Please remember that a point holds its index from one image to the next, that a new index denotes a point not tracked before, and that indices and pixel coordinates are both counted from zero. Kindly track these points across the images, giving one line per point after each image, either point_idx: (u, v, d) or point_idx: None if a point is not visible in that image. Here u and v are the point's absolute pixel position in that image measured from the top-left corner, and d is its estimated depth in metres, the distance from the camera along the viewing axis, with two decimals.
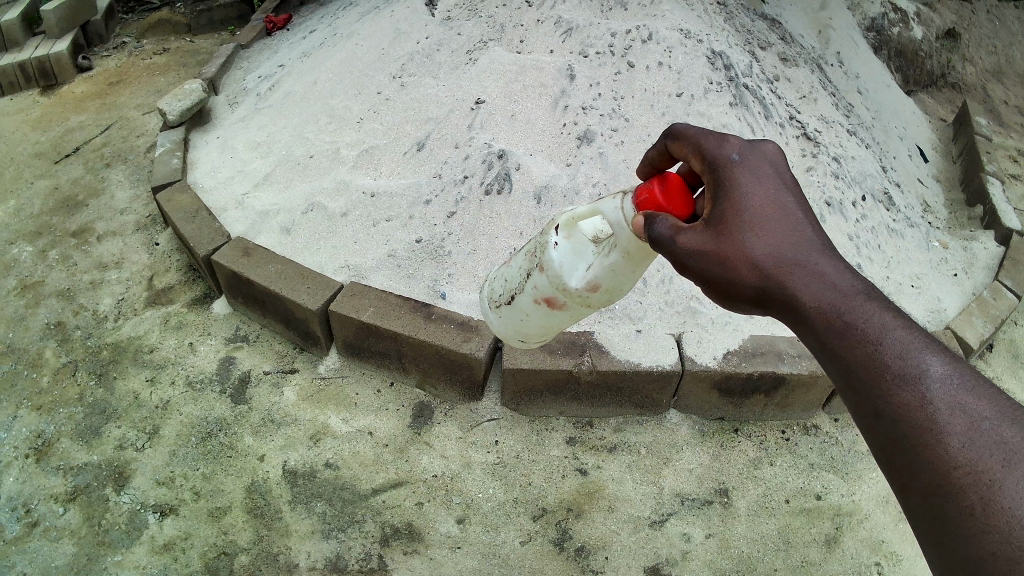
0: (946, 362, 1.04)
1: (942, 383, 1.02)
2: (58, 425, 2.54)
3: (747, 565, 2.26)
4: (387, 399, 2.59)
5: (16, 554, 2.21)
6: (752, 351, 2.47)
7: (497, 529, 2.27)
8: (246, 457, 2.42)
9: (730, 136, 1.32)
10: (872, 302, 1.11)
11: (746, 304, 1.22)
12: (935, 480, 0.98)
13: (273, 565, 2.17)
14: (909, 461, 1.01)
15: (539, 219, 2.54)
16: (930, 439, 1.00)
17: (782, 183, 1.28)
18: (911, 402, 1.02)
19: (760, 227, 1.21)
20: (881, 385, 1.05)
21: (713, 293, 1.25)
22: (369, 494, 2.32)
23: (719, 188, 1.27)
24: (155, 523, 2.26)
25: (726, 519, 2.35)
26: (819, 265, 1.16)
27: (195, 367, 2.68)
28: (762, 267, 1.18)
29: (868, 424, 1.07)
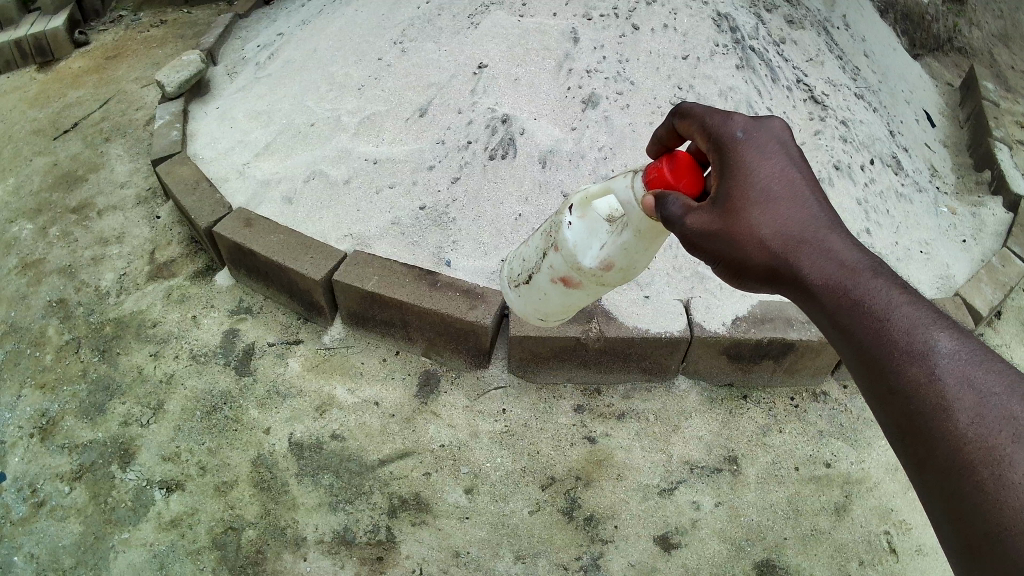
0: (957, 338, 1.03)
1: (951, 359, 1.01)
2: (62, 403, 2.52)
3: (757, 534, 2.24)
4: (393, 368, 2.57)
5: (22, 535, 2.20)
6: (761, 317, 2.45)
7: (505, 499, 2.25)
8: (252, 431, 2.40)
9: (737, 115, 1.31)
10: (879, 278, 1.11)
11: (756, 281, 1.23)
12: (946, 457, 0.96)
13: (281, 539, 2.15)
14: (919, 436, 1.00)
15: (544, 184, 2.51)
16: (938, 414, 0.99)
17: (789, 160, 1.28)
18: (919, 377, 1.02)
19: (766, 206, 1.21)
20: (888, 360, 1.05)
21: (723, 271, 1.27)
22: (377, 465, 2.31)
23: (726, 167, 1.27)
24: (162, 499, 2.25)
25: (735, 487, 2.34)
26: (827, 242, 1.17)
27: (199, 340, 2.66)
28: (769, 245, 1.20)
29: (879, 401, 1.06)
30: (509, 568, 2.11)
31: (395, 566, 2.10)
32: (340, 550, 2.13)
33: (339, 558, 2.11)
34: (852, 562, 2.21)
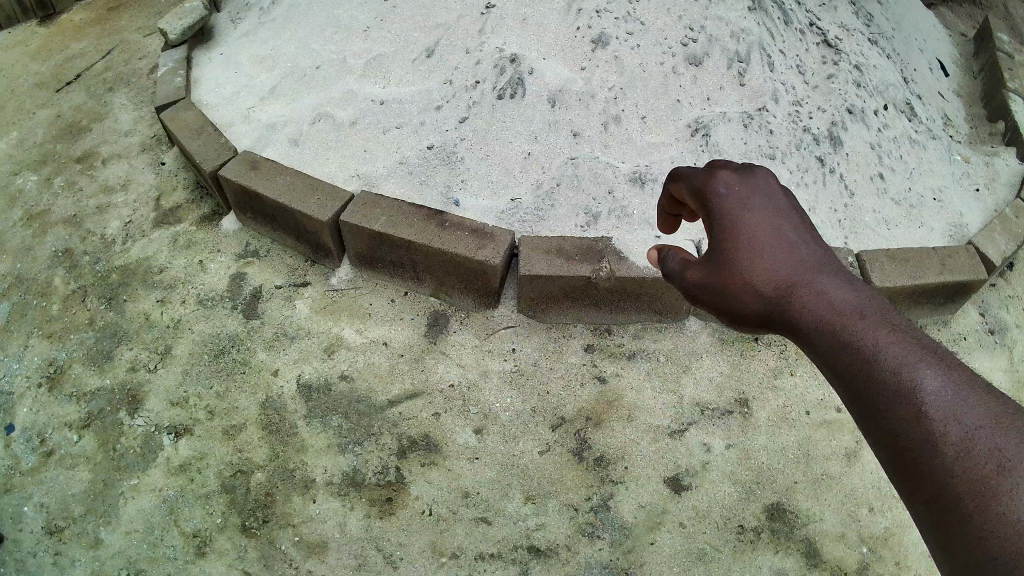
0: (941, 373, 0.99)
1: (936, 394, 0.97)
2: (70, 352, 2.52)
3: (767, 477, 2.29)
4: (403, 308, 2.57)
5: (32, 485, 2.22)
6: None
7: (515, 439, 2.27)
8: (260, 373, 2.39)
9: (720, 172, 1.39)
10: (868, 322, 1.10)
11: (756, 327, 1.28)
12: (935, 489, 0.93)
13: (290, 481, 2.18)
14: (909, 468, 0.97)
15: (553, 124, 2.53)
16: (926, 447, 0.95)
17: (776, 211, 1.34)
18: (905, 412, 0.98)
19: (753, 253, 1.28)
20: (877, 399, 1.02)
21: (731, 323, 1.33)
22: (386, 406, 2.32)
23: (711, 222, 1.35)
24: (171, 445, 2.27)
25: (746, 429, 2.38)
26: (815, 281, 1.21)
27: (206, 284, 2.64)
28: (761, 291, 1.25)
29: (872, 436, 1.04)
30: (519, 508, 2.16)
31: (404, 507, 2.14)
32: (349, 492, 2.16)
33: (348, 499, 2.15)
34: (863, 508, 2.26)
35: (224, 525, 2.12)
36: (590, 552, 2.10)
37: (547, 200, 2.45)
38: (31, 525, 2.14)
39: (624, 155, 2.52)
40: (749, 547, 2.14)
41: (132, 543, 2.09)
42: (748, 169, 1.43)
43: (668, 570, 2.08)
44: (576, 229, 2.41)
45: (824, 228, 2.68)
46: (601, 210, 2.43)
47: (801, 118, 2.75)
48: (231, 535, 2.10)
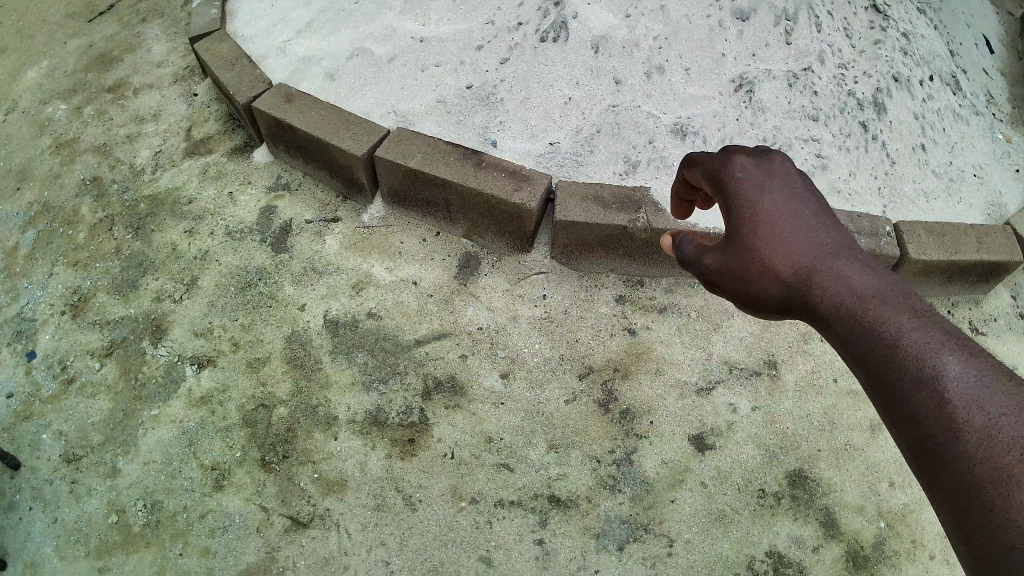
0: (965, 360, 0.90)
1: (961, 382, 0.88)
2: (94, 281, 2.54)
3: (791, 442, 2.28)
4: (434, 248, 2.59)
5: (52, 412, 2.28)
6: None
7: (541, 386, 2.30)
8: (287, 307, 2.43)
9: (732, 153, 1.28)
10: (888, 306, 1.01)
11: (776, 315, 1.19)
12: (958, 486, 0.84)
13: (313, 417, 2.21)
14: (932, 463, 0.88)
15: (595, 70, 2.51)
16: (948, 440, 0.87)
17: (793, 191, 1.25)
18: (927, 402, 0.89)
19: (770, 237, 1.18)
20: (897, 389, 0.93)
21: (748, 311, 1.23)
22: (413, 345, 2.34)
23: (724, 206, 1.25)
24: (193, 376, 2.30)
25: (773, 392, 2.38)
26: (835, 266, 1.11)
27: (235, 217, 2.65)
28: (780, 278, 1.15)
29: (894, 431, 0.95)
30: (542, 456, 2.18)
31: (427, 449, 2.16)
32: (372, 432, 2.19)
33: (370, 438, 2.18)
34: (884, 481, 2.24)
35: (243, 458, 2.15)
36: (610, 504, 2.12)
37: (586, 145, 2.47)
38: (48, 453, 2.20)
39: (666, 106, 2.50)
40: (768, 512, 2.14)
41: (149, 473, 2.14)
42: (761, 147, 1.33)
43: (688, 529, 2.09)
44: (616, 176, 2.43)
45: (864, 194, 2.64)
46: (641, 159, 2.44)
47: (846, 82, 2.68)
48: (250, 469, 2.14)
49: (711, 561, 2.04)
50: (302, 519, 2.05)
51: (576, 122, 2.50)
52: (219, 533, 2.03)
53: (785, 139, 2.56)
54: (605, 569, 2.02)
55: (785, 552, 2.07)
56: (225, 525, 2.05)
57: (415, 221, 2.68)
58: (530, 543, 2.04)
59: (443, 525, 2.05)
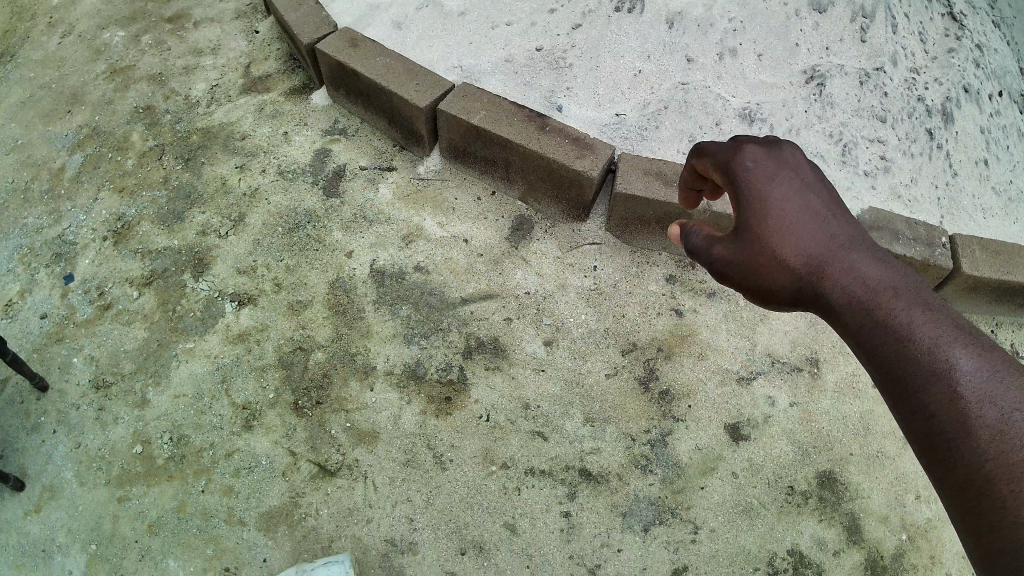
0: (976, 356, 1.03)
1: (971, 378, 1.01)
2: (140, 208, 2.58)
3: (825, 444, 2.23)
4: (488, 207, 2.60)
5: (85, 337, 2.33)
6: (870, 224, 2.41)
7: (584, 358, 2.28)
8: (334, 253, 2.46)
9: (746, 147, 1.41)
10: (901, 301, 1.13)
11: (785, 304, 1.34)
12: (967, 474, 0.97)
13: (351, 365, 2.24)
14: (942, 451, 1.01)
15: (667, 45, 2.55)
16: (959, 433, 0.99)
17: (803, 186, 1.38)
18: (942, 397, 1.02)
19: (784, 231, 1.33)
20: (909, 380, 1.06)
21: (758, 300, 1.39)
22: (458, 303, 2.36)
23: (740, 200, 1.38)
24: (232, 313, 2.35)
25: (812, 390, 2.32)
26: (848, 259, 1.25)
27: (288, 156, 2.68)
28: (794, 270, 1.30)
29: (904, 419, 1.08)
30: (577, 428, 2.17)
31: (463, 409, 2.17)
32: (409, 385, 2.21)
33: (407, 392, 2.20)
34: (911, 493, 2.17)
35: (275, 400, 2.19)
36: (641, 484, 2.11)
37: (651, 119, 2.49)
38: (78, 377, 2.26)
39: (736, 89, 2.53)
40: (794, 510, 2.10)
41: (178, 407, 2.20)
42: (772, 140, 1.45)
43: (714, 518, 2.08)
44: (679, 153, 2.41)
45: (924, 202, 2.56)
46: (706, 138, 2.45)
47: (916, 87, 2.64)
48: (282, 412, 2.18)
49: (732, 554, 2.03)
50: (329, 467, 2.09)
51: (643, 96, 2.53)
52: (244, 475, 2.09)
53: (852, 136, 2.55)
54: (628, 548, 2.02)
55: (807, 553, 2.04)
56: (251, 466, 2.10)
57: (472, 177, 2.68)
58: (555, 515, 2.05)
59: (472, 486, 2.07)
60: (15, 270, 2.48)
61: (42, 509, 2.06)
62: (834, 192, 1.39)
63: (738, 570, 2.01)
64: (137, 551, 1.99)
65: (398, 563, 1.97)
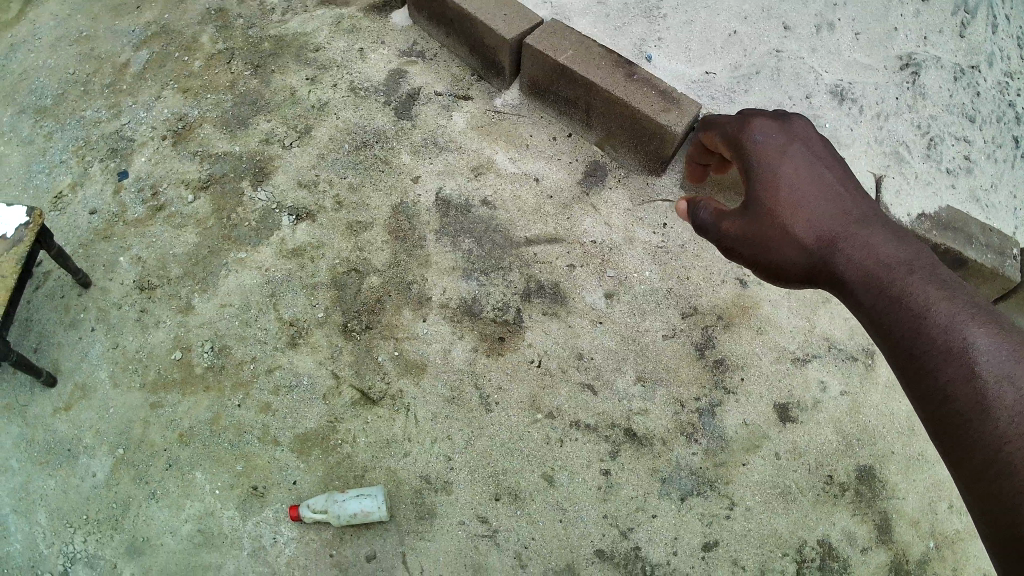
0: (993, 334, 1.02)
1: (989, 356, 0.99)
2: (203, 110, 2.64)
3: (868, 439, 2.14)
4: (562, 148, 2.55)
5: (134, 237, 2.38)
6: (946, 222, 2.30)
7: (643, 316, 2.24)
8: (400, 176, 2.47)
9: (754, 119, 1.45)
10: (915, 276, 1.15)
11: (799, 279, 1.37)
12: (984, 457, 0.95)
13: (406, 293, 2.24)
14: (960, 433, 0.99)
15: (766, 9, 2.52)
16: (977, 415, 0.97)
17: (816, 161, 1.41)
18: (958, 376, 1.01)
19: (796, 205, 1.36)
20: (926, 358, 1.06)
21: (770, 275, 1.41)
22: (523, 244, 2.34)
23: (752, 173, 1.41)
24: (289, 227, 2.37)
25: (864, 382, 2.23)
26: (862, 236, 1.28)
27: (363, 74, 2.71)
28: (806, 244, 1.33)
29: (920, 401, 1.07)
30: (628, 386, 2.13)
31: (515, 351, 2.16)
32: (462, 321, 2.20)
33: (461, 328, 2.19)
34: (944, 501, 2.08)
35: (325, 320, 2.21)
36: (683, 452, 2.06)
37: (741, 81, 2.41)
38: (122, 278, 2.30)
39: (829, 64, 2.47)
40: (831, 500, 2.04)
41: (224, 316, 2.23)
42: (782, 114, 1.49)
43: (752, 496, 2.02)
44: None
45: (1001, 209, 2.52)
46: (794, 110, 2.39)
47: (1007, 92, 2.71)
48: (329, 333, 2.19)
49: (762, 536, 1.98)
50: (372, 396, 2.10)
51: (737, 57, 2.45)
52: (283, 393, 2.11)
53: (939, 131, 2.52)
54: (662, 515, 1.98)
55: (836, 546, 1.98)
56: (292, 384, 2.12)
57: (549, 116, 2.63)
58: (595, 471, 2.02)
59: (515, 431, 2.06)
60: (69, 163, 2.56)
61: (72, 408, 2.11)
62: (846, 167, 1.42)
63: (766, 554, 1.96)
64: (165, 460, 2.03)
65: (430, 502, 1.97)
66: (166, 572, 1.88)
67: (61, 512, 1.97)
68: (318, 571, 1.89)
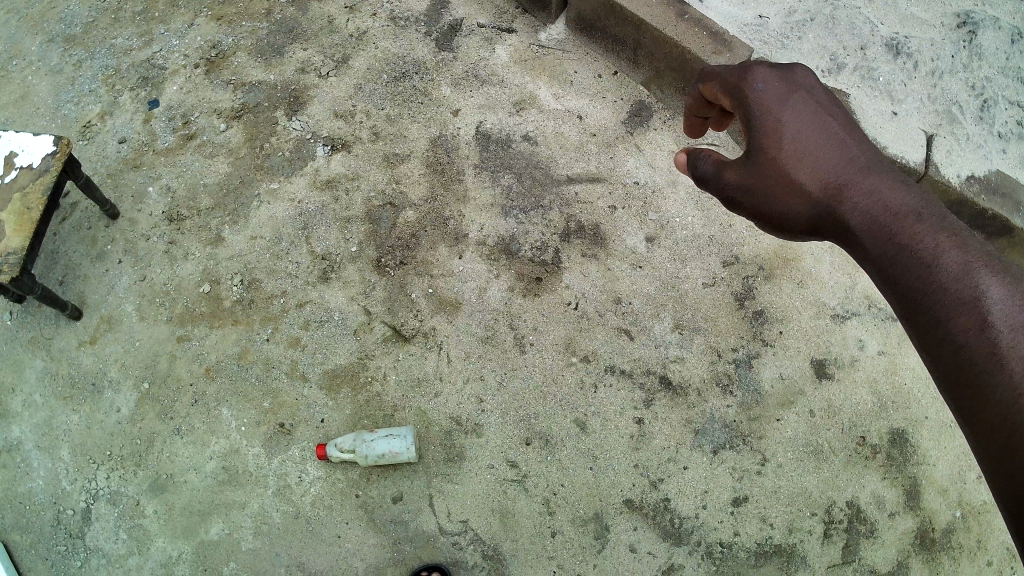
0: (1006, 284, 0.99)
1: (1000, 305, 0.96)
2: (238, 39, 2.58)
3: (904, 400, 2.08)
4: (607, 87, 2.48)
5: (164, 166, 2.34)
6: (996, 187, 2.23)
7: (684, 262, 2.19)
8: (440, 109, 2.41)
9: (756, 66, 1.34)
10: (925, 226, 1.12)
11: (800, 231, 1.32)
12: (994, 412, 0.90)
13: (442, 230, 2.20)
14: (971, 385, 0.94)
15: None
16: (990, 367, 0.93)
17: (818, 108, 1.33)
18: (970, 326, 0.97)
19: (800, 156, 1.30)
20: (935, 309, 1.02)
21: (769, 227, 1.37)
22: (564, 182, 2.29)
23: (752, 121, 1.33)
24: (324, 157, 2.32)
25: (904, 343, 2.16)
26: (871, 185, 1.23)
27: (403, 5, 2.65)
28: (811, 194, 1.28)
29: (929, 353, 1.03)
30: (664, 333, 2.09)
31: (551, 292, 2.12)
32: (499, 258, 2.16)
33: (497, 266, 2.15)
34: (975, 471, 2.03)
35: (358, 255, 2.17)
36: (718, 404, 2.02)
37: (794, 29, 2.50)
38: (150, 209, 2.27)
39: (885, 18, 2.55)
40: (862, 461, 2.00)
41: (254, 249, 2.19)
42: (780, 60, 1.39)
43: (785, 452, 1.99)
44: (816, 69, 2.42)
45: None
46: (845, 60, 2.46)
47: None
48: (362, 267, 2.15)
49: (791, 494, 1.94)
50: (404, 333, 2.06)
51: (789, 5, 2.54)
52: (313, 328, 2.08)
53: (994, 93, 2.48)
54: (693, 467, 1.95)
55: (865, 509, 1.95)
56: (322, 319, 2.09)
57: (594, 52, 2.56)
58: (628, 419, 1.98)
59: (549, 374, 2.02)
60: (99, 92, 2.51)
61: (97, 341, 2.08)
62: (847, 116, 1.35)
63: (794, 512, 1.93)
64: (191, 396, 2.00)
65: (459, 443, 1.94)
66: (190, 510, 1.89)
67: (85, 448, 1.96)
68: (342, 511, 1.88)
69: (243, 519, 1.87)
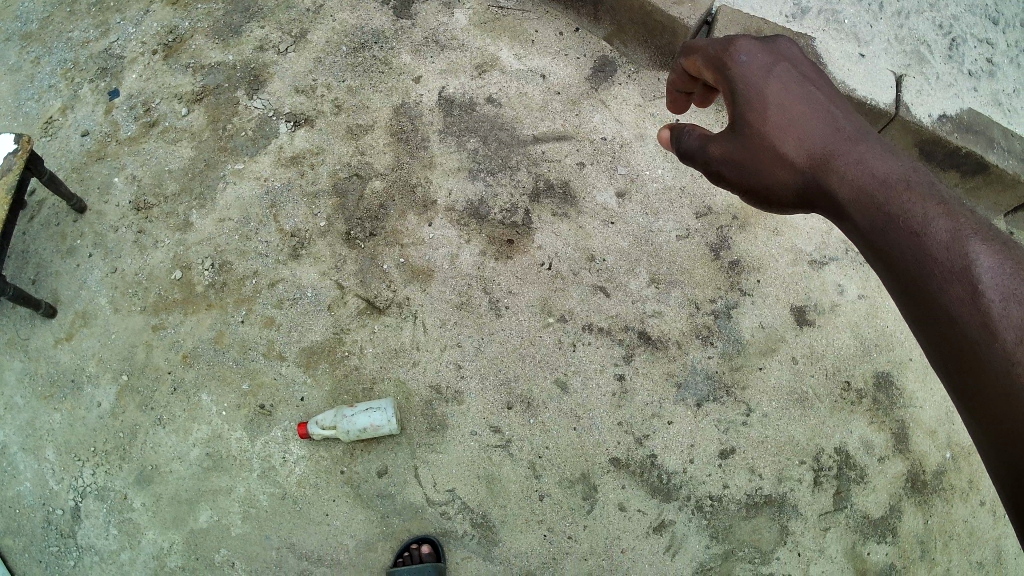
0: (997, 250, 0.89)
1: (990, 272, 0.87)
2: (193, 21, 2.53)
3: (887, 342, 2.07)
4: (568, 44, 2.46)
5: (128, 155, 2.30)
6: (967, 124, 2.23)
7: (656, 215, 2.18)
8: (401, 78, 2.38)
9: (739, 39, 1.35)
10: (914, 194, 1.04)
11: (792, 204, 1.29)
12: (994, 390, 0.81)
13: (411, 199, 2.18)
14: (968, 363, 0.85)
15: None
16: (984, 338, 0.84)
17: (802, 79, 1.33)
18: (962, 295, 0.88)
19: (786, 125, 1.28)
20: (926, 282, 0.94)
21: (762, 202, 1.34)
22: (530, 142, 2.27)
23: (737, 93, 1.33)
24: (287, 134, 2.29)
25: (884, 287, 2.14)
26: (857, 154, 1.17)
27: None
28: (797, 165, 1.24)
29: (922, 330, 0.94)
30: (641, 288, 2.07)
31: (525, 254, 2.10)
32: (469, 224, 2.14)
33: (469, 231, 2.13)
34: None
35: (327, 229, 2.15)
36: (699, 355, 2.01)
37: None
38: (117, 200, 2.23)
39: None
40: (847, 406, 1.99)
41: (222, 231, 2.16)
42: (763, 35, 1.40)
43: (769, 401, 1.98)
44: (779, 14, 2.39)
45: None
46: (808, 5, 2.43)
47: None
48: (332, 242, 2.13)
49: (778, 443, 1.94)
50: (377, 305, 2.04)
51: None
52: (287, 307, 2.05)
53: (961, 32, 2.47)
54: (678, 421, 1.94)
55: (853, 454, 1.95)
56: (296, 297, 2.06)
57: (554, 9, 2.53)
58: (609, 376, 1.97)
59: (526, 336, 2.01)
60: (58, 87, 2.47)
61: (73, 337, 2.05)
62: (833, 85, 1.34)
63: (783, 461, 1.92)
64: (170, 384, 1.98)
65: (441, 412, 1.93)
66: (178, 499, 1.87)
67: (69, 446, 1.93)
68: (328, 489, 1.86)
69: (230, 504, 1.86)
